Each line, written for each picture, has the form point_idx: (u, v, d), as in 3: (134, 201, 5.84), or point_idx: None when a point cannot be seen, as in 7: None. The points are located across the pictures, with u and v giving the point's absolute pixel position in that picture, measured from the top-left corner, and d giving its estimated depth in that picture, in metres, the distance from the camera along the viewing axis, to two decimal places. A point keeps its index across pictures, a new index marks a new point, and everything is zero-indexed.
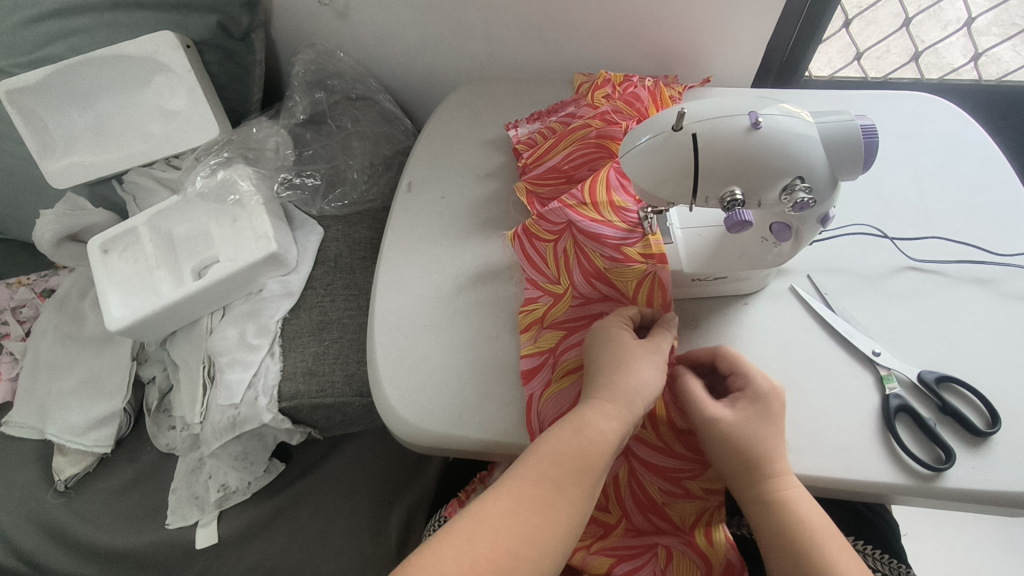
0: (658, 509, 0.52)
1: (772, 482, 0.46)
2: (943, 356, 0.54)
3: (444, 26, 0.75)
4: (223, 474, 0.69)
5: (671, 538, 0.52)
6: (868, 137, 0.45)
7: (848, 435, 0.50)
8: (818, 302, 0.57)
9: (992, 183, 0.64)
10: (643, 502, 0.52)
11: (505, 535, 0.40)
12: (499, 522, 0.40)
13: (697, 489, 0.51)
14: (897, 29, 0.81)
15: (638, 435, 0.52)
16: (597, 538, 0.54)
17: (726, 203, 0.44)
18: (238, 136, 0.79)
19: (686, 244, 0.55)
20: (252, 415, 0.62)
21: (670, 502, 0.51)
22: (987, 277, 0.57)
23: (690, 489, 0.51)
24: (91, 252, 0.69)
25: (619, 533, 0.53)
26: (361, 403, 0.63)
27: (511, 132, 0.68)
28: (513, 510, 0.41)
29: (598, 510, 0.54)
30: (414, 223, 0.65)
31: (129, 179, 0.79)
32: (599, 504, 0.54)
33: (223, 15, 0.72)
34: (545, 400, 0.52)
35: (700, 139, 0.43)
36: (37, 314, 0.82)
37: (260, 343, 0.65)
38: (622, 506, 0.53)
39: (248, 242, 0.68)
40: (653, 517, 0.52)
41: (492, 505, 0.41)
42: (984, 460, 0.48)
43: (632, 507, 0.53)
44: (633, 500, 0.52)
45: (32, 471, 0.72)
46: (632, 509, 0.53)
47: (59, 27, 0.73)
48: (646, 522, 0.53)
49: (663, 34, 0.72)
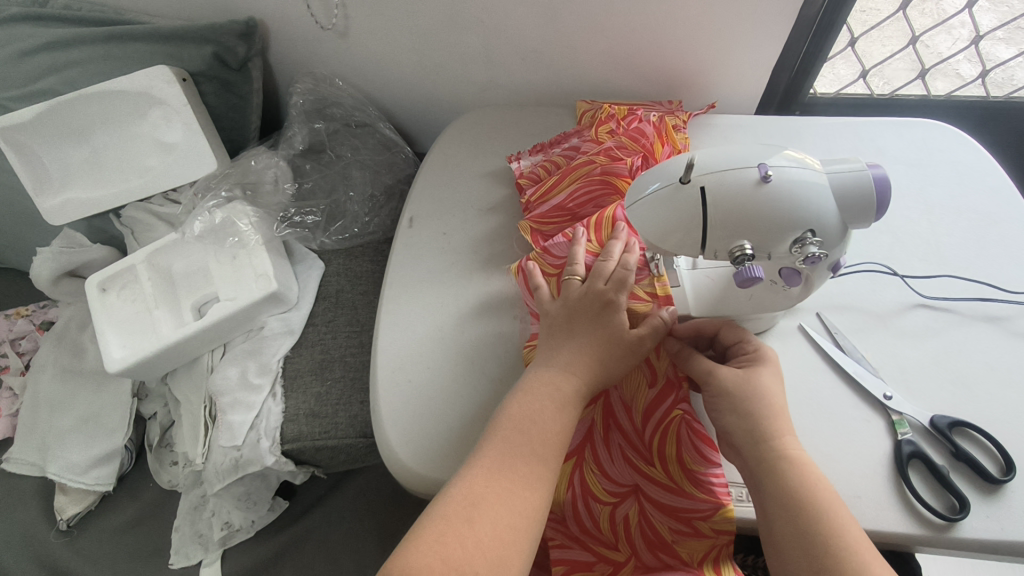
0: (668, 547, 0.49)
1: (786, 458, 0.44)
2: (957, 399, 0.53)
3: (443, 54, 0.74)
4: (226, 512, 0.69)
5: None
6: (879, 186, 0.44)
7: (860, 482, 0.49)
8: (828, 343, 0.56)
9: (1002, 216, 0.63)
10: (652, 539, 0.49)
11: (477, 525, 0.40)
12: (493, 495, 0.42)
13: (709, 529, 0.47)
14: (904, 47, 0.78)
15: (648, 475, 0.50)
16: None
17: (735, 258, 0.43)
18: (236, 168, 0.78)
19: (694, 288, 0.53)
20: (255, 457, 0.62)
21: (679, 541, 0.48)
22: (999, 315, 0.57)
23: (700, 529, 0.47)
24: (90, 291, 0.69)
25: (628, 572, 0.50)
26: (364, 444, 0.63)
27: (513, 165, 0.68)
28: (501, 484, 0.43)
29: (605, 546, 0.51)
30: (415, 261, 0.64)
31: (126, 214, 0.78)
32: (606, 539, 0.51)
33: (219, 46, 0.72)
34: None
35: (708, 193, 0.42)
36: (36, 347, 0.81)
37: (261, 383, 0.65)
38: (631, 543, 0.50)
39: (248, 280, 0.67)
40: (664, 556, 0.49)
41: (473, 495, 0.42)
42: (999, 509, 0.47)
43: (642, 545, 0.50)
44: (643, 537, 0.49)
45: (33, 510, 0.72)
46: (641, 547, 0.50)
47: (54, 60, 0.74)
48: (655, 559, 0.49)
49: (666, 61, 0.71)
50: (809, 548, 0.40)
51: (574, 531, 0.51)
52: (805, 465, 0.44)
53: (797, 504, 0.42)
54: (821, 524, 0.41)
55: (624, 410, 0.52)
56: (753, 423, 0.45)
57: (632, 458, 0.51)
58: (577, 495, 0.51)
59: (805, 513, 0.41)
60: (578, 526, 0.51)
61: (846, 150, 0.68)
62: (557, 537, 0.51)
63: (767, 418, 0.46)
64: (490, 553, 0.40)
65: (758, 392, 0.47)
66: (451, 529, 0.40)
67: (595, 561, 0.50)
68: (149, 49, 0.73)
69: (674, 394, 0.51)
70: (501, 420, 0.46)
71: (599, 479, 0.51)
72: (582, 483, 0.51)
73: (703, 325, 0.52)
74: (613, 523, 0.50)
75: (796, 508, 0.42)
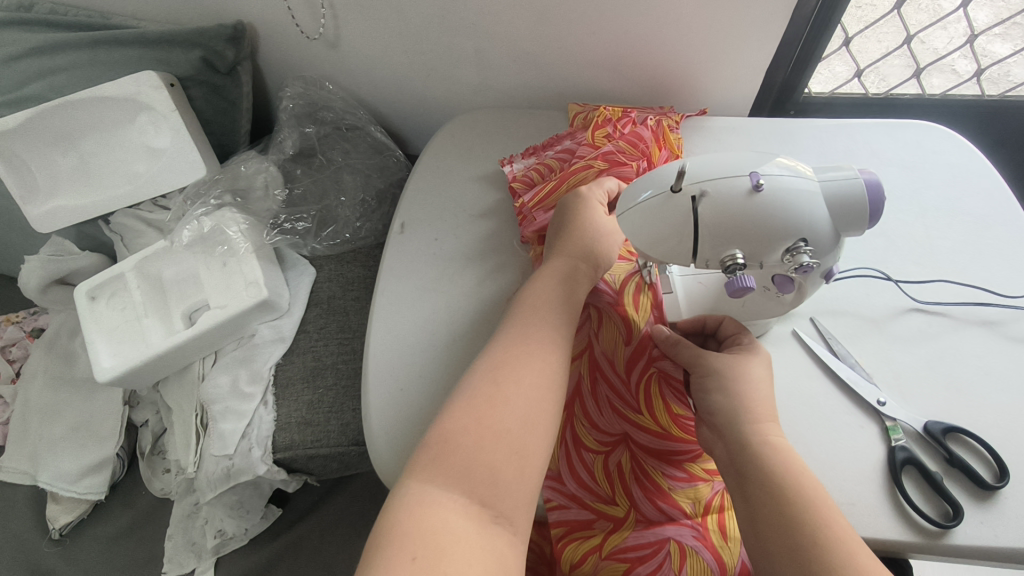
0: (665, 495, 0.48)
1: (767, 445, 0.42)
2: (952, 405, 0.52)
3: (435, 56, 0.73)
4: (219, 520, 0.69)
5: (683, 531, 0.47)
6: (873, 193, 0.43)
7: (854, 489, 0.49)
8: (822, 348, 0.56)
9: (997, 218, 0.63)
10: (649, 487, 0.49)
11: (495, 427, 0.40)
12: (520, 380, 0.43)
13: (701, 470, 0.49)
14: (900, 45, 0.77)
15: (636, 423, 0.50)
16: (606, 537, 0.48)
17: (726, 267, 0.43)
18: (225, 173, 0.78)
19: (686, 294, 0.53)
20: (246, 466, 0.62)
21: (677, 488, 0.48)
22: (994, 319, 0.57)
23: (694, 471, 0.49)
24: (78, 300, 0.68)
25: (629, 527, 0.48)
26: (356, 451, 0.64)
27: (506, 169, 0.67)
28: (529, 364, 0.44)
29: (603, 501, 0.49)
30: (407, 267, 0.63)
31: (115, 221, 0.78)
32: (603, 493, 0.49)
33: (207, 50, 0.71)
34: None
35: (700, 202, 0.42)
36: (27, 354, 0.81)
37: (253, 391, 0.64)
38: (629, 496, 0.49)
39: (238, 288, 0.67)
40: (663, 505, 0.48)
41: (486, 401, 0.42)
42: (991, 515, 0.47)
43: (640, 496, 0.49)
44: (640, 486, 0.49)
45: (25, 519, 0.71)
46: (640, 499, 0.48)
47: (39, 66, 0.73)
48: (655, 510, 0.48)
49: (659, 63, 0.70)
50: (788, 530, 0.38)
51: (570, 488, 0.50)
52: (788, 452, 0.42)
53: (778, 490, 0.40)
54: (802, 502, 0.39)
55: (608, 364, 0.52)
56: (739, 406, 0.45)
57: (620, 408, 0.51)
58: (569, 447, 0.51)
59: (789, 492, 0.40)
60: (573, 481, 0.50)
61: (840, 152, 0.68)
62: (554, 497, 0.49)
63: (753, 406, 0.45)
64: (505, 456, 0.39)
65: (747, 377, 0.46)
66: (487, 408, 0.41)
67: (594, 519, 0.49)
68: (135, 54, 0.72)
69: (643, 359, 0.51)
70: (514, 312, 0.49)
71: (588, 429, 0.51)
72: (571, 434, 0.51)
73: (707, 318, 0.52)
74: (607, 473, 0.50)
75: (777, 487, 0.40)
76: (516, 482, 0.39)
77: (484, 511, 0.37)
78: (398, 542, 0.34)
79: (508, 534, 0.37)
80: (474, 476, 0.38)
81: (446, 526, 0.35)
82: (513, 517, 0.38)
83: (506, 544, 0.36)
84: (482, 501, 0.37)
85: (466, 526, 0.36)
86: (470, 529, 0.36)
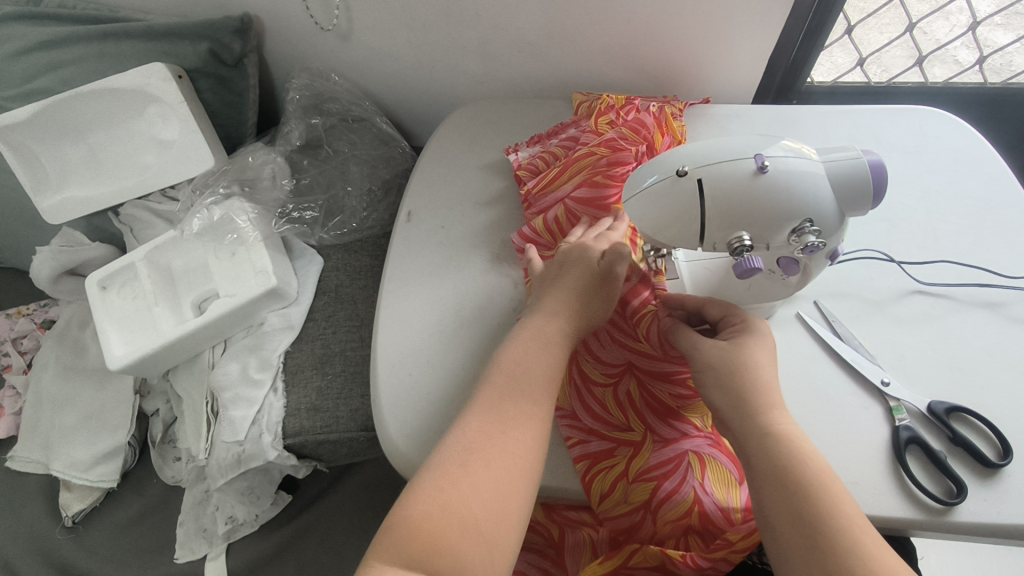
0: (675, 414, 0.51)
1: (774, 441, 0.42)
2: (954, 384, 0.53)
3: (439, 47, 0.74)
4: (230, 506, 0.70)
5: (697, 442, 0.50)
6: (875, 173, 0.44)
7: (859, 469, 0.50)
8: (825, 330, 0.57)
9: (1000, 202, 0.63)
10: (660, 410, 0.51)
11: (481, 467, 0.40)
12: (512, 403, 0.44)
13: None
14: (901, 34, 0.77)
15: (637, 350, 0.53)
16: (630, 461, 0.50)
17: (734, 250, 0.44)
18: (233, 165, 0.79)
19: (692, 278, 0.54)
20: (257, 452, 0.63)
21: (685, 405, 0.51)
22: (996, 301, 0.57)
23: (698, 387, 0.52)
24: (89, 289, 0.69)
25: (649, 448, 0.50)
26: (366, 438, 0.64)
27: (511, 157, 0.68)
28: (515, 400, 0.44)
29: (619, 429, 0.51)
30: (413, 254, 0.64)
31: (125, 212, 0.79)
32: (618, 422, 0.52)
33: (214, 42, 0.72)
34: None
35: (706, 186, 0.42)
36: (38, 346, 0.81)
37: (262, 378, 0.65)
38: (642, 420, 0.51)
39: (248, 277, 0.68)
40: (676, 422, 0.51)
41: (481, 434, 0.42)
42: (994, 493, 0.48)
43: (654, 420, 0.51)
44: (649, 409, 0.52)
45: (39, 506, 0.72)
46: (653, 420, 0.51)
47: (48, 59, 0.74)
48: (669, 429, 0.51)
49: (661, 53, 0.71)
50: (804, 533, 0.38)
51: (587, 423, 0.52)
52: (796, 440, 0.42)
53: (791, 492, 0.40)
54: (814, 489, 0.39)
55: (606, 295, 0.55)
56: (738, 399, 0.44)
57: (622, 339, 0.54)
58: (578, 385, 0.53)
59: (798, 485, 0.40)
60: (589, 416, 0.52)
61: (843, 138, 0.68)
62: (574, 434, 0.51)
63: (753, 399, 0.44)
64: (491, 490, 0.39)
65: (745, 366, 0.46)
66: (485, 443, 0.41)
67: (615, 447, 0.50)
68: (144, 47, 0.73)
69: (649, 288, 0.55)
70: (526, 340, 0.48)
71: (593, 365, 0.54)
72: (581, 374, 0.54)
73: (686, 300, 0.51)
74: (619, 403, 0.52)
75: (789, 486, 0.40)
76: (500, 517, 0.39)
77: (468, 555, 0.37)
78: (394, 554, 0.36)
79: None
80: (455, 511, 0.38)
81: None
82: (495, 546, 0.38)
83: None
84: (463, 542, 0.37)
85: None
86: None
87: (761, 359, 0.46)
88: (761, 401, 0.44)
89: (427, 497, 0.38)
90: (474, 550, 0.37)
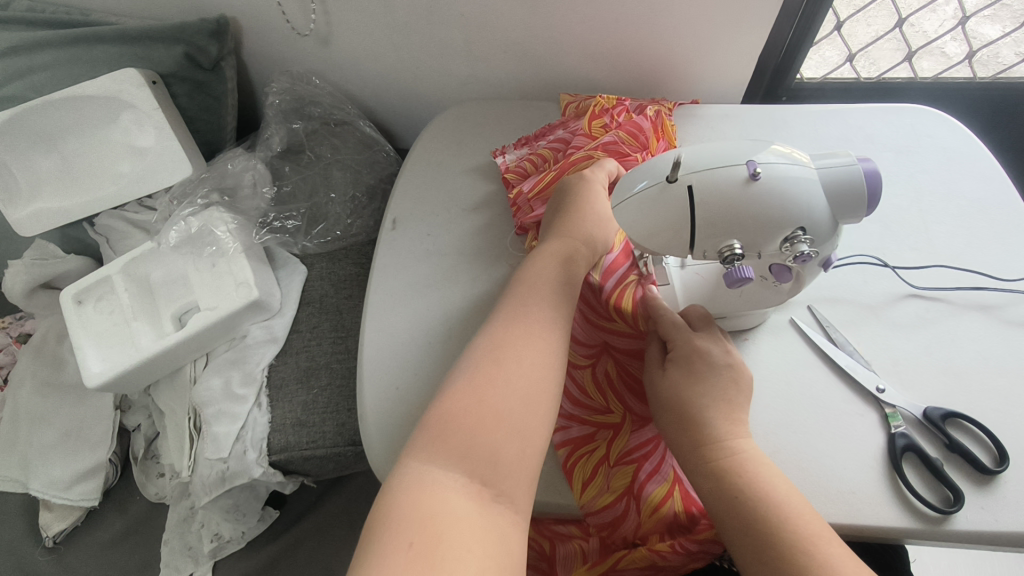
0: None
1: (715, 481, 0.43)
2: (951, 390, 0.52)
3: (422, 49, 0.72)
4: (215, 524, 0.68)
5: None
6: (872, 182, 0.43)
7: (855, 477, 0.49)
8: (820, 336, 0.56)
9: (992, 201, 0.63)
10: (636, 389, 0.52)
11: (493, 399, 0.40)
12: (517, 335, 0.44)
13: None
14: (890, 29, 0.77)
15: (613, 330, 0.53)
16: (609, 446, 0.49)
17: (724, 257, 0.43)
18: (212, 172, 0.77)
19: (683, 285, 0.53)
20: (242, 469, 0.61)
21: None
22: (991, 303, 0.56)
23: None
24: (64, 303, 0.67)
25: (627, 430, 0.50)
26: (354, 453, 0.62)
27: (499, 159, 0.66)
28: (534, 311, 0.46)
29: (598, 412, 0.51)
30: (399, 263, 0.62)
31: (100, 222, 0.77)
32: (596, 405, 0.51)
33: (190, 46, 0.70)
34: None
35: (696, 192, 0.41)
36: (14, 360, 0.79)
37: (246, 393, 0.63)
38: (619, 400, 0.51)
39: (229, 289, 0.66)
40: None
41: (490, 364, 0.42)
42: (992, 500, 0.47)
43: (631, 400, 0.51)
44: (626, 388, 0.52)
45: (19, 527, 0.71)
46: (629, 400, 0.51)
47: (17, 66, 0.72)
48: (645, 407, 0.51)
49: (649, 53, 0.70)
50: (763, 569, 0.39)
51: (567, 409, 0.51)
52: (730, 473, 0.43)
53: (743, 530, 0.41)
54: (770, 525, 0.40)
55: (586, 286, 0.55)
56: (681, 437, 0.46)
57: (597, 320, 0.54)
58: None
59: (747, 523, 0.41)
60: (567, 402, 0.51)
61: (834, 138, 0.67)
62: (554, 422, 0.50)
63: (690, 436, 0.45)
64: (508, 418, 0.40)
65: (682, 403, 0.46)
66: (500, 362, 0.43)
67: (594, 431, 0.50)
68: (116, 51, 0.70)
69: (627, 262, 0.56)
70: (519, 283, 0.49)
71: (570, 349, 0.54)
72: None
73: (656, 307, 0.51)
74: (598, 385, 0.52)
75: (743, 527, 0.41)
76: (513, 444, 0.39)
77: (485, 491, 0.37)
78: (412, 484, 0.36)
79: (510, 512, 0.37)
80: (474, 441, 0.38)
81: (450, 506, 0.35)
82: (514, 496, 0.38)
83: (507, 523, 0.37)
84: (483, 479, 0.37)
85: (469, 506, 0.36)
86: (468, 509, 0.36)
87: (694, 386, 0.46)
88: (701, 434, 0.45)
89: (461, 396, 0.41)
90: (496, 477, 0.38)
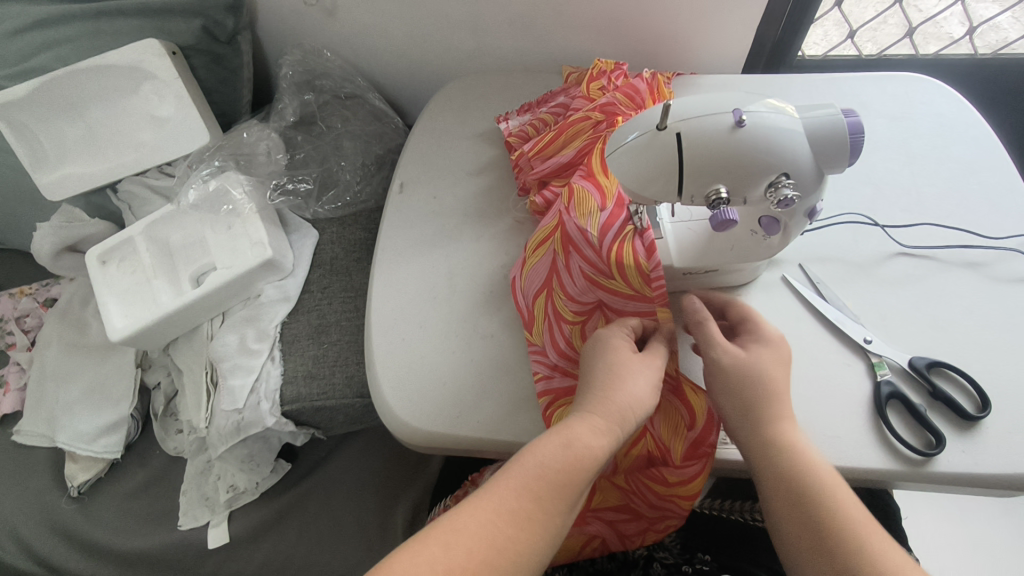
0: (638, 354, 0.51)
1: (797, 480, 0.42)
2: (935, 341, 0.54)
3: (430, 22, 0.75)
4: (231, 475, 0.72)
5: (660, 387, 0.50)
6: (853, 133, 0.45)
7: (839, 423, 0.51)
8: (809, 291, 0.58)
9: (983, 166, 0.64)
10: None
11: (484, 539, 0.38)
12: (530, 479, 0.40)
13: None
14: (890, 5, 0.78)
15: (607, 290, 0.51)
16: None
17: (711, 203, 0.45)
18: (229, 141, 0.80)
19: (677, 240, 0.54)
20: (255, 419, 0.64)
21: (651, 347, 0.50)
22: (978, 261, 0.58)
23: None
24: (89, 264, 0.71)
25: None
26: (362, 404, 0.65)
27: (502, 125, 0.69)
28: (558, 453, 0.41)
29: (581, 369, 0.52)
30: (406, 223, 0.65)
31: (123, 189, 0.80)
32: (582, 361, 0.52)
33: (208, 19, 0.73)
34: (525, 278, 0.57)
35: (684, 139, 0.43)
36: (41, 323, 0.83)
37: (260, 348, 0.67)
38: None
39: (244, 249, 0.69)
40: None
41: (490, 498, 0.39)
42: (973, 443, 0.49)
43: None
44: None
45: (45, 478, 0.74)
46: None
47: (43, 38, 0.75)
48: None
49: (650, 26, 0.72)
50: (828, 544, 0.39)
51: (553, 359, 0.53)
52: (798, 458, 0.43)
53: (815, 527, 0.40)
54: (816, 519, 0.40)
55: (580, 236, 0.50)
56: (750, 408, 0.45)
57: (593, 277, 0.50)
58: (549, 320, 0.54)
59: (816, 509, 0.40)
60: (555, 352, 0.53)
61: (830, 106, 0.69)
62: (540, 369, 0.53)
63: (762, 409, 0.45)
64: (489, 559, 0.37)
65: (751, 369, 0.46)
66: (509, 501, 0.39)
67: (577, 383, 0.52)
68: (137, 23, 0.74)
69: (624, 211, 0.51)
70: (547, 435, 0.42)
71: (563, 302, 0.53)
72: (553, 308, 0.53)
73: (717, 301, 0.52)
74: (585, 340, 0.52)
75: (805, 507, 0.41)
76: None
77: None
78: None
79: None
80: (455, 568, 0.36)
81: None
82: None
83: None
84: None
85: None
86: None
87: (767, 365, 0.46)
88: (772, 408, 0.45)
89: (451, 523, 0.38)
90: None
